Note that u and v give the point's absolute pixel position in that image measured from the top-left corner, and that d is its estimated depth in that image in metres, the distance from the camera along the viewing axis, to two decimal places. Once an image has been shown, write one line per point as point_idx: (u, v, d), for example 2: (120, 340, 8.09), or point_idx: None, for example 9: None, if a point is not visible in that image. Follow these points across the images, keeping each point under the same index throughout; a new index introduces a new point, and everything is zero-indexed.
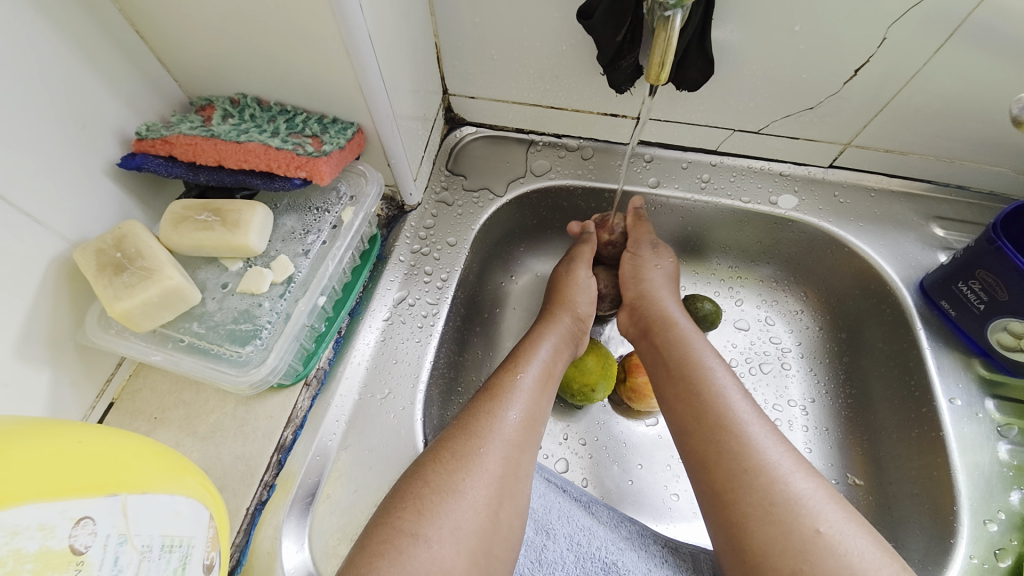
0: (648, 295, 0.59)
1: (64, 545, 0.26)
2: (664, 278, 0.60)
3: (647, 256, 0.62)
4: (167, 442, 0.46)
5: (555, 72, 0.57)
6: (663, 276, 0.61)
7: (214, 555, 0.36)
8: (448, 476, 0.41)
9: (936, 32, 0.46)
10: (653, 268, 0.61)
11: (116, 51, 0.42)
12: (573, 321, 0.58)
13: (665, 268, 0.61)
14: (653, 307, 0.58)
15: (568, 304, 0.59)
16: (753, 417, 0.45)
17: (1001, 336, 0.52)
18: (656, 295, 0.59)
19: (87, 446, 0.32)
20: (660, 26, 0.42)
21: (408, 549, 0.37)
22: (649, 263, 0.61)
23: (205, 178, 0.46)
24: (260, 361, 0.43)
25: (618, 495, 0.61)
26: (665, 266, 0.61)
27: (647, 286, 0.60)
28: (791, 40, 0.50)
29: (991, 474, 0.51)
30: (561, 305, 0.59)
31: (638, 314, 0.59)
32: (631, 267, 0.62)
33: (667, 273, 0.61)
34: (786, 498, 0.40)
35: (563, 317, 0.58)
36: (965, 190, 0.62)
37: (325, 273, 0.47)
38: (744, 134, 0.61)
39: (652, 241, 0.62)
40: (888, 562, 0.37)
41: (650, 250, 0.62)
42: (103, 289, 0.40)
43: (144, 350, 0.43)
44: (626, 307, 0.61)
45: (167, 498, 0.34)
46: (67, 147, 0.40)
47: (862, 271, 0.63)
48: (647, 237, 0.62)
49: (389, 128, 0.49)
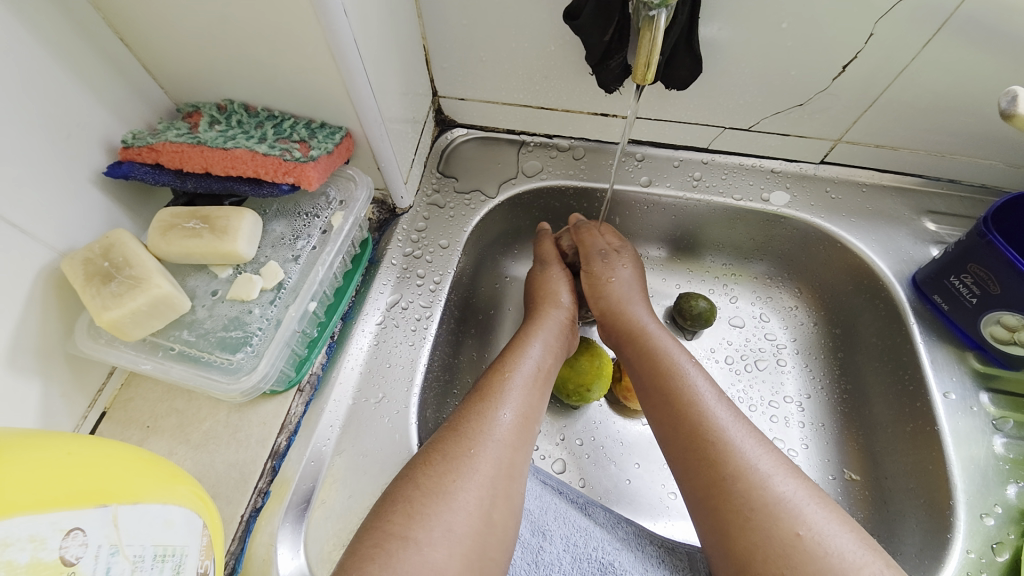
0: (614, 309, 0.58)
1: (55, 556, 0.26)
2: (625, 288, 0.59)
3: (599, 267, 0.60)
4: (160, 451, 0.46)
5: (545, 73, 0.57)
6: (625, 286, 0.60)
7: (208, 563, 0.36)
8: (439, 479, 0.41)
9: (923, 27, 0.46)
10: (609, 281, 0.60)
11: (101, 59, 0.42)
12: (561, 313, 0.58)
13: (626, 274, 0.60)
14: (624, 320, 0.57)
15: (552, 298, 0.59)
16: (732, 421, 0.45)
17: (994, 329, 0.52)
18: (628, 306, 0.58)
19: (76, 457, 0.32)
20: (647, 26, 0.42)
21: (399, 552, 0.37)
22: (603, 275, 0.60)
23: (193, 185, 0.45)
24: (251, 368, 0.43)
25: (616, 495, 0.61)
26: (624, 272, 0.60)
27: (612, 298, 0.59)
28: (779, 37, 0.50)
29: (986, 466, 0.51)
30: (547, 300, 0.59)
31: (609, 328, 0.58)
32: (586, 285, 0.60)
33: (629, 279, 0.60)
34: (765, 503, 0.40)
35: (552, 316, 0.58)
36: (957, 183, 0.62)
37: (316, 278, 0.47)
38: (735, 131, 0.61)
39: (602, 251, 0.61)
40: (873, 561, 0.37)
41: (603, 261, 0.60)
42: (91, 299, 0.39)
43: (134, 359, 0.43)
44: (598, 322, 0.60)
45: (159, 508, 0.34)
46: (54, 156, 0.40)
47: (855, 266, 0.63)
48: (596, 250, 0.61)
49: (378, 131, 0.49)
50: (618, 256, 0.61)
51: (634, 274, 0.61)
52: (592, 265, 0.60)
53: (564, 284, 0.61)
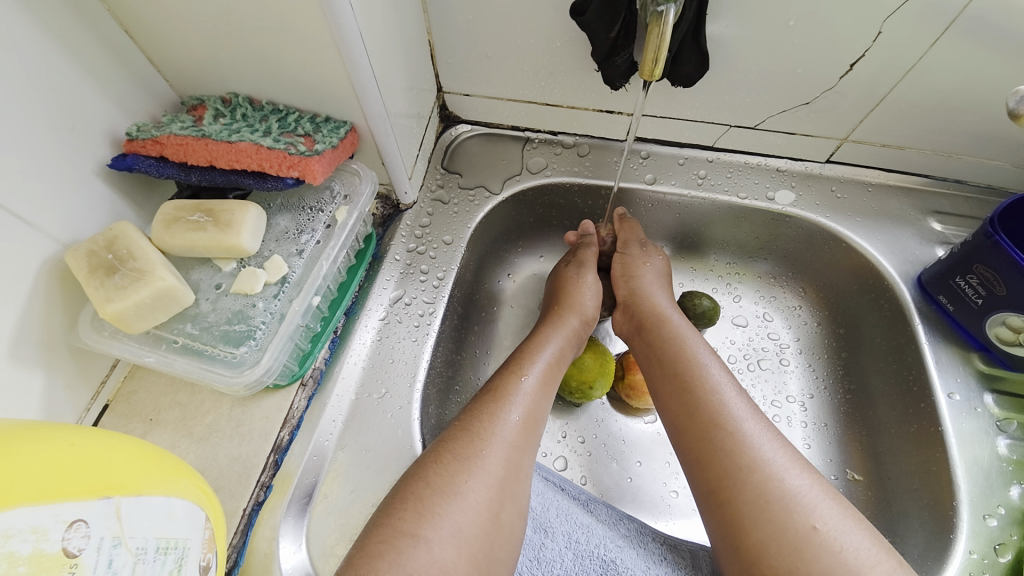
0: (641, 291, 0.59)
1: (57, 548, 0.26)
2: (655, 275, 0.61)
3: (634, 253, 0.62)
4: (163, 444, 0.46)
5: (550, 69, 0.57)
6: (654, 273, 0.61)
7: (210, 557, 0.36)
8: (450, 478, 0.41)
9: (932, 26, 0.46)
10: (643, 265, 0.61)
11: (105, 51, 0.42)
12: (581, 323, 0.57)
13: (658, 263, 0.62)
14: (646, 305, 0.58)
15: (576, 306, 0.58)
16: (748, 413, 0.45)
17: (1000, 331, 0.52)
18: (647, 294, 0.59)
19: (80, 449, 0.32)
20: (654, 21, 0.42)
21: (408, 550, 0.37)
22: (638, 260, 0.61)
23: (197, 178, 0.45)
24: (253, 362, 0.43)
25: (617, 493, 0.61)
26: (657, 262, 0.62)
27: (638, 283, 0.60)
28: (786, 35, 0.49)
29: (991, 468, 0.51)
30: (570, 307, 0.58)
31: (632, 311, 0.58)
32: (619, 265, 0.62)
33: (659, 269, 0.61)
34: (780, 496, 0.40)
35: (573, 309, 0.58)
36: (963, 184, 0.62)
37: (320, 273, 0.47)
38: (740, 130, 0.61)
39: (641, 241, 0.63)
40: (885, 559, 0.37)
41: (640, 249, 0.62)
42: (95, 292, 0.39)
43: (138, 351, 0.42)
44: (621, 303, 0.60)
45: (162, 500, 0.33)
46: (57, 148, 0.40)
47: (859, 266, 0.63)
48: (635, 238, 0.63)
49: (383, 126, 0.49)
50: (654, 248, 0.63)
51: (665, 267, 0.62)
52: (629, 253, 0.62)
53: (593, 292, 0.60)
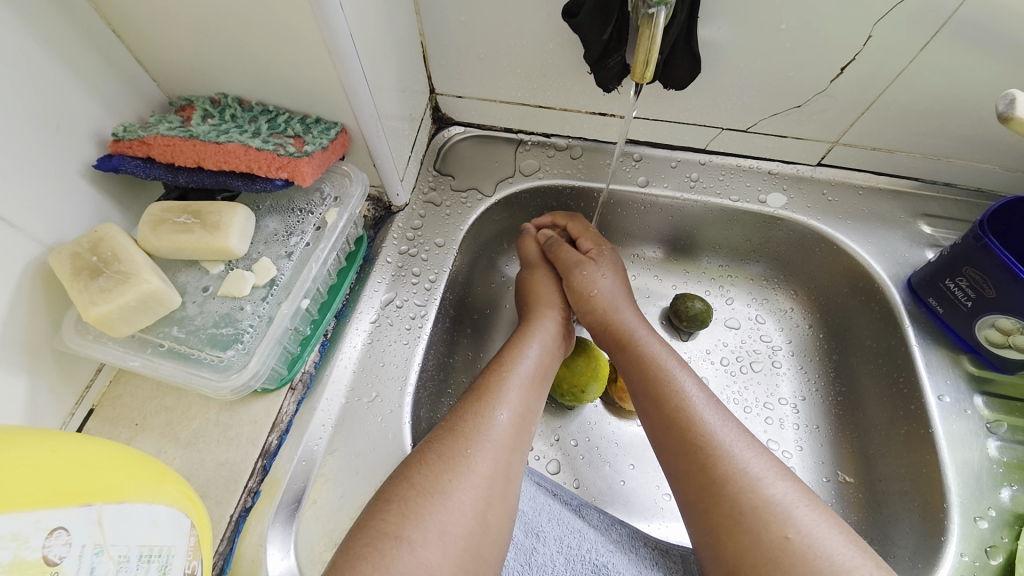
0: (602, 313, 0.57)
1: (37, 556, 0.26)
2: (611, 295, 0.58)
3: (579, 279, 0.59)
4: (149, 449, 0.45)
5: (543, 71, 0.57)
6: (608, 296, 0.58)
7: (196, 564, 0.36)
8: (433, 478, 0.41)
9: (924, 29, 0.46)
10: (591, 293, 0.58)
11: (92, 50, 0.41)
12: (558, 313, 0.58)
13: (609, 283, 0.59)
14: (613, 325, 0.56)
15: (550, 302, 0.59)
16: (721, 424, 0.45)
17: (989, 333, 0.52)
18: (616, 313, 0.57)
19: (61, 455, 0.31)
20: (645, 23, 0.42)
21: (392, 552, 0.37)
22: (585, 287, 0.58)
23: (185, 179, 0.45)
24: (241, 366, 0.42)
25: (610, 497, 0.60)
26: (607, 282, 0.59)
27: (602, 304, 0.57)
28: (778, 38, 0.49)
29: (980, 471, 0.51)
30: (545, 302, 0.59)
31: (599, 333, 0.58)
32: (569, 296, 0.59)
33: (614, 288, 0.59)
34: (754, 507, 0.40)
35: (547, 320, 0.57)
36: (952, 187, 0.62)
37: (309, 276, 0.47)
38: (732, 133, 0.61)
39: (577, 262, 0.59)
40: (864, 563, 0.37)
41: (581, 272, 0.59)
42: (78, 294, 0.39)
43: (123, 355, 0.42)
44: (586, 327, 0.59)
45: (146, 507, 0.33)
46: (42, 149, 0.39)
47: (850, 268, 0.63)
48: (572, 262, 0.59)
49: (374, 128, 0.48)
50: (596, 266, 0.59)
51: (616, 282, 0.59)
52: (577, 275, 0.59)
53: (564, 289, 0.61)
